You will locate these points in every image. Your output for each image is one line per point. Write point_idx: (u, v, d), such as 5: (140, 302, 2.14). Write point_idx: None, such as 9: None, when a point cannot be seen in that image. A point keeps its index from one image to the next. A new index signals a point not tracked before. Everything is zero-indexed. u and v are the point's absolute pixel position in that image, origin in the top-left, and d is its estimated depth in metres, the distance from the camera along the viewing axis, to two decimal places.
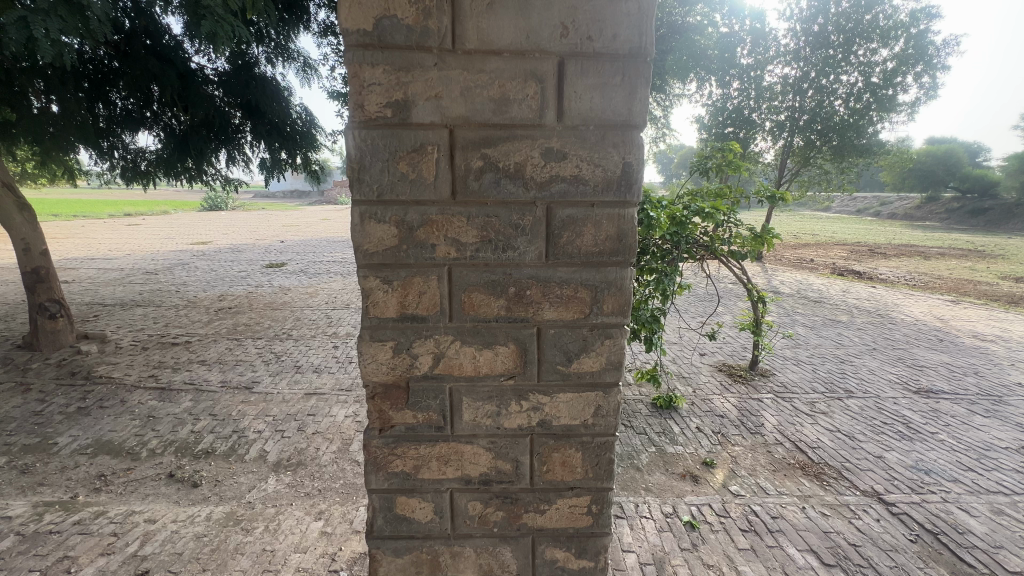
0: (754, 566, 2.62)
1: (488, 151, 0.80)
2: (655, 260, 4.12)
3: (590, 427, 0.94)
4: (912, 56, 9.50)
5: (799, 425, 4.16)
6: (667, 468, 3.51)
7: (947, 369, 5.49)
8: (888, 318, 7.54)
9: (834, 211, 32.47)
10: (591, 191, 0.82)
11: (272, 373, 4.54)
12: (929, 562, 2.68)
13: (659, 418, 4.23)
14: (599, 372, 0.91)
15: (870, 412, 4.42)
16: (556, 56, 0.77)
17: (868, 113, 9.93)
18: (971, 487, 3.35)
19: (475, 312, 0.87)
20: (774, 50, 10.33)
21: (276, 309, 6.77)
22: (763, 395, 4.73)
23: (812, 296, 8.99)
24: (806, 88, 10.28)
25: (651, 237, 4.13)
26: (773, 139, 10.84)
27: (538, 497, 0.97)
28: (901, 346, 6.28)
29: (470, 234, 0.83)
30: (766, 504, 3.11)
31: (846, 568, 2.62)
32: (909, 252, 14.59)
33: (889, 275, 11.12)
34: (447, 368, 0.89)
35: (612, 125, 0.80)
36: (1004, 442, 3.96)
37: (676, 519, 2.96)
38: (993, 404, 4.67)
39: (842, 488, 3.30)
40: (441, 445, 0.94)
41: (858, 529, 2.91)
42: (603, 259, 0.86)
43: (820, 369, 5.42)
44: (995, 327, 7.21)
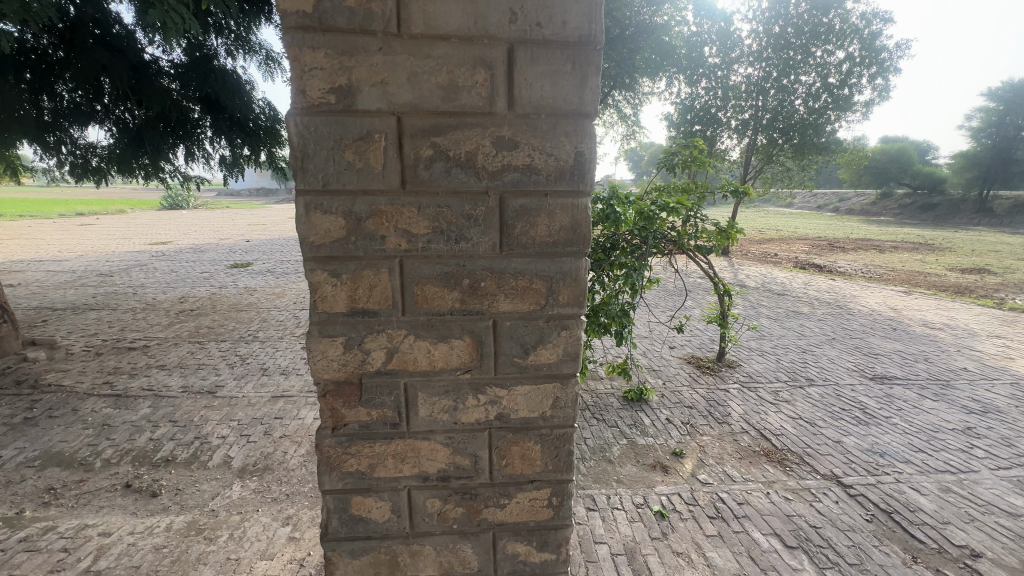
0: (721, 551, 2.69)
1: (438, 139, 0.78)
2: (623, 255, 4.16)
3: (549, 419, 0.94)
4: (866, 58, 9.94)
5: (764, 413, 4.30)
6: (638, 459, 3.57)
7: (900, 356, 5.77)
8: (845, 309, 7.87)
9: (796, 207, 33.64)
10: (543, 180, 0.81)
11: (237, 376, 4.39)
12: (884, 540, 2.80)
13: (631, 411, 4.30)
14: (557, 364, 0.91)
15: (830, 399, 4.61)
16: (505, 42, 0.76)
17: (827, 112, 10.33)
18: (921, 468, 3.52)
19: (428, 306, 0.85)
20: (739, 50, 10.64)
21: (241, 311, 6.55)
22: (730, 385, 4.87)
23: (776, 289, 9.30)
24: (768, 88, 10.57)
25: (620, 232, 4.19)
26: (738, 138, 11.18)
27: (497, 492, 0.96)
28: (858, 336, 6.56)
29: (421, 225, 0.81)
30: (732, 491, 3.20)
31: (807, 549, 2.72)
32: (866, 245, 15.30)
33: (848, 268, 11.64)
34: (401, 364, 0.87)
35: (564, 113, 0.79)
36: (951, 423, 4.19)
37: (647, 509, 3.02)
38: (942, 389, 4.93)
39: (804, 473, 3.42)
40: (397, 442, 0.91)
41: (818, 511, 3.04)
42: (557, 250, 0.85)
43: (784, 359, 5.61)
44: (943, 315, 7.64)
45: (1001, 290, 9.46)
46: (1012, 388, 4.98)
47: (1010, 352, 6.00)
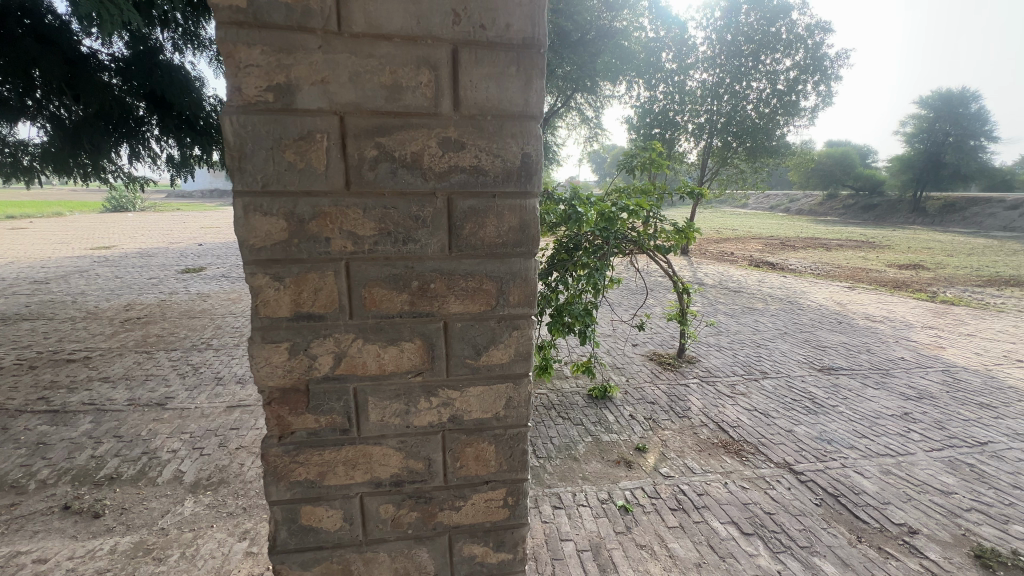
0: (682, 542, 2.77)
1: (383, 140, 0.77)
2: (586, 256, 4.22)
3: (502, 419, 0.94)
4: (810, 66, 10.49)
5: (721, 406, 4.46)
6: (603, 456, 3.63)
7: (845, 348, 6.12)
8: (796, 305, 8.28)
9: (750, 207, 35.11)
10: (491, 182, 0.82)
11: (188, 386, 4.19)
12: (832, 523, 2.96)
13: (595, 408, 4.38)
14: (509, 365, 0.91)
15: (782, 391, 4.83)
16: (449, 44, 0.76)
17: (776, 117, 10.83)
18: (865, 453, 3.74)
19: (377, 309, 0.84)
20: (694, 57, 11.04)
21: (193, 318, 6.25)
22: (689, 380, 5.03)
23: (732, 287, 9.67)
24: (722, 93, 10.95)
25: (583, 233, 4.27)
26: (695, 141, 11.58)
27: (452, 494, 0.96)
28: (807, 330, 6.92)
29: (368, 226, 0.80)
30: (693, 483, 3.31)
31: (762, 535, 2.84)
32: (814, 244, 16.16)
33: (799, 265, 12.25)
34: (349, 368, 0.85)
35: (511, 115, 0.80)
36: (890, 410, 4.48)
37: (612, 505, 3.07)
38: (882, 377, 5.26)
39: (759, 463, 3.58)
40: (348, 449, 0.89)
41: (772, 498, 3.18)
42: (507, 251, 0.85)
43: (740, 354, 5.84)
44: (883, 309, 8.16)
45: (933, 284, 10.19)
46: (944, 374, 5.37)
47: (942, 341, 6.47)
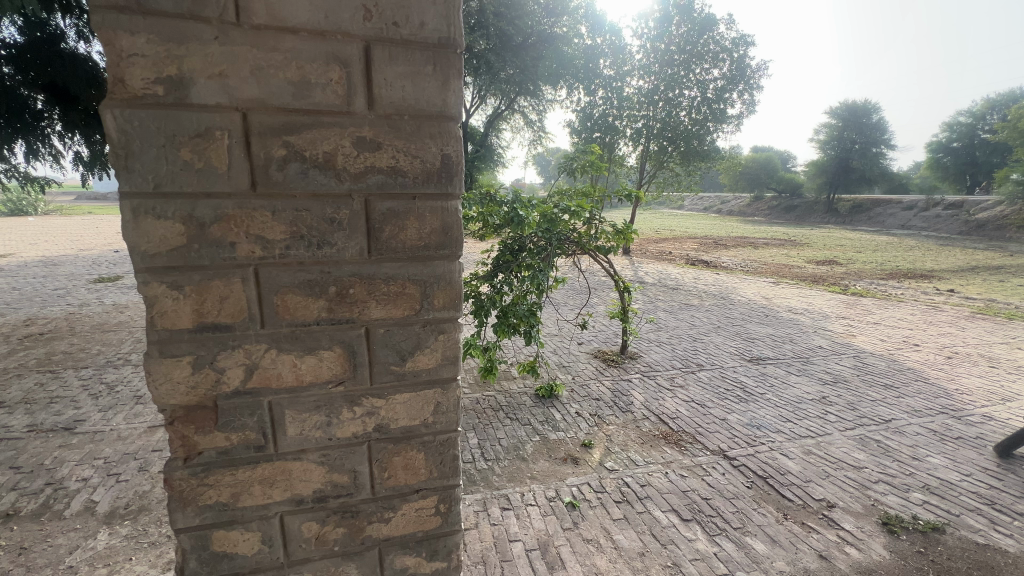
0: (626, 533, 2.85)
1: (291, 138, 0.73)
2: (530, 257, 4.27)
3: (431, 425, 0.92)
4: (735, 77, 11.22)
5: (662, 399, 4.65)
6: (550, 454, 3.67)
7: (771, 339, 6.59)
8: (727, 300, 8.81)
9: (686, 208, 37.06)
10: (411, 183, 0.80)
11: (102, 407, 3.81)
12: (761, 503, 3.17)
13: (542, 407, 4.43)
14: (437, 369, 0.90)
15: (717, 382, 5.11)
16: (360, 40, 0.73)
17: (707, 123, 11.48)
18: (790, 436, 4.03)
19: (291, 317, 0.79)
20: (630, 64, 11.56)
21: (107, 331, 5.71)
22: (632, 375, 5.22)
23: (670, 284, 10.14)
24: (658, 100, 11.46)
25: (526, 234, 4.32)
26: (634, 145, 12.09)
27: (381, 506, 0.93)
28: (738, 323, 7.38)
29: (277, 230, 0.76)
30: (636, 475, 3.42)
31: (700, 520, 2.98)
32: (743, 243, 17.30)
33: (730, 263, 13.07)
34: (262, 381, 0.80)
35: (428, 116, 0.79)
36: (810, 394, 4.88)
37: (559, 502, 3.11)
38: (803, 365, 5.71)
39: (696, 451, 3.76)
40: (264, 466, 0.84)
41: (708, 483, 3.35)
42: (429, 253, 0.84)
43: (678, 348, 6.13)
44: (804, 301, 8.87)
45: (845, 277, 11.19)
46: (855, 359, 5.90)
47: (853, 330, 7.12)
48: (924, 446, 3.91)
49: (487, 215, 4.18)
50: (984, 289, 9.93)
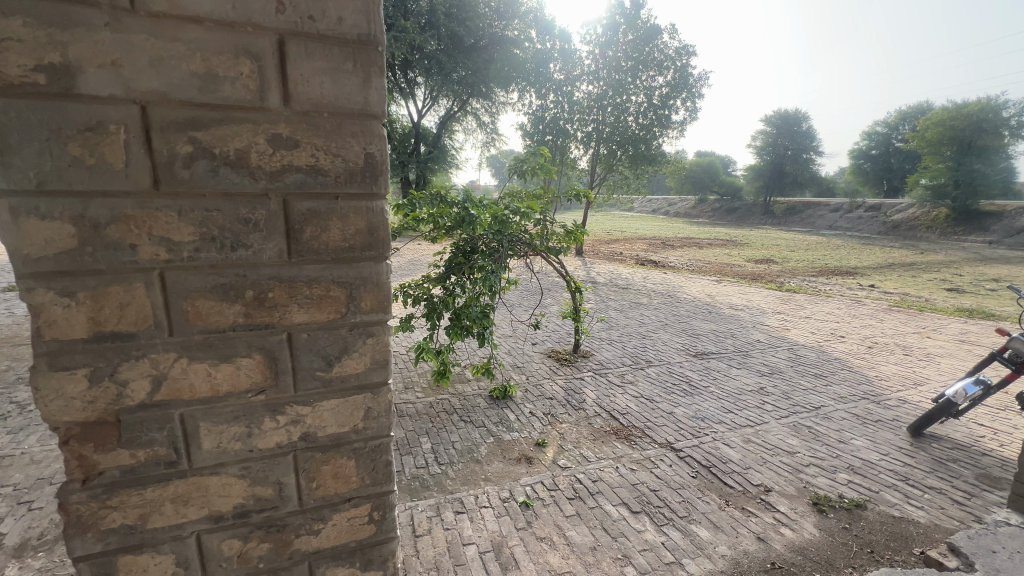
0: (578, 529, 2.90)
1: (198, 134, 0.69)
2: (482, 259, 4.27)
3: (362, 432, 0.90)
4: (679, 85, 11.71)
5: (612, 396, 4.77)
6: (504, 455, 3.68)
7: (714, 334, 6.93)
8: (674, 298, 9.18)
9: (636, 210, 38.33)
10: (332, 182, 0.78)
11: (11, 429, 3.44)
12: (705, 492, 3.31)
13: (497, 409, 4.43)
14: (366, 373, 0.88)
15: (664, 377, 5.31)
16: (273, 33, 0.70)
17: (653, 128, 11.88)
18: (731, 426, 4.24)
19: (204, 323, 0.75)
20: (580, 69, 11.88)
21: (17, 345, 5.17)
22: (584, 373, 5.33)
23: (621, 284, 10.44)
24: (607, 105, 11.78)
25: (478, 236, 4.32)
26: (585, 148, 12.41)
27: (309, 517, 0.89)
28: (684, 320, 7.70)
29: (185, 231, 0.71)
30: (588, 471, 3.49)
31: (649, 511, 3.08)
32: (689, 243, 18.08)
33: (676, 262, 13.63)
34: (173, 391, 0.75)
35: (349, 114, 0.76)
36: (749, 385, 5.16)
37: (513, 502, 3.12)
38: (743, 358, 6.03)
39: (645, 445, 3.88)
40: (177, 483, 0.79)
41: (656, 475, 3.47)
42: (355, 254, 0.82)
43: (628, 346, 6.32)
44: (744, 298, 9.38)
45: (781, 275, 11.93)
46: (789, 352, 6.31)
47: (787, 324, 7.60)
48: (849, 430, 4.23)
49: (438, 217, 4.13)
50: (899, 284, 10.88)
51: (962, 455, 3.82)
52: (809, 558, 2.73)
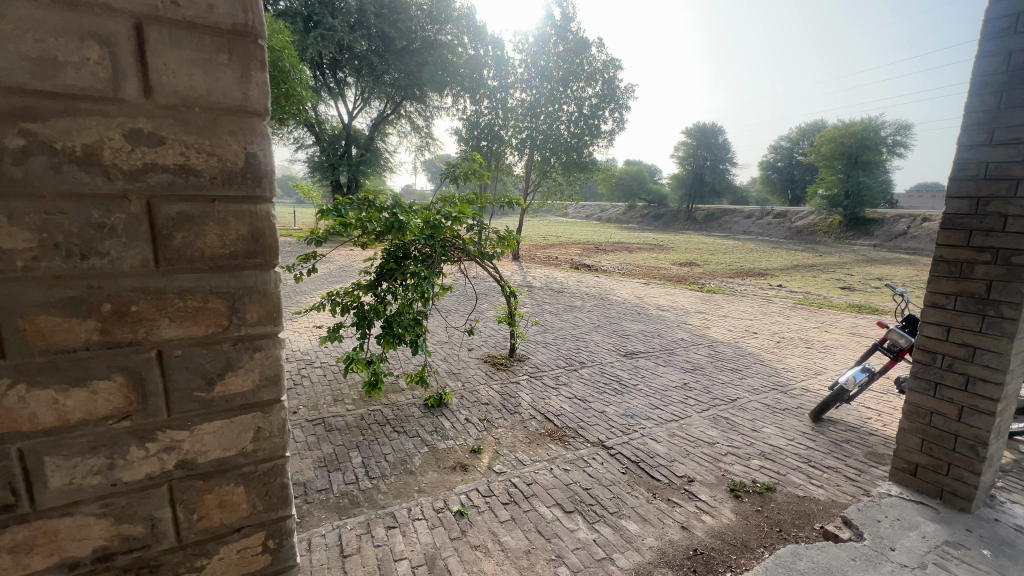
0: (513, 533, 2.89)
1: (33, 125, 0.60)
2: (414, 265, 4.17)
3: (252, 454, 0.83)
4: (607, 96, 12.24)
5: (547, 398, 4.84)
6: (438, 464, 3.60)
7: (642, 334, 7.26)
8: (606, 300, 9.52)
9: (571, 216, 39.54)
10: (208, 183, 0.71)
11: None
12: (635, 486, 3.44)
13: (432, 417, 4.33)
14: (255, 391, 0.81)
15: (596, 377, 5.47)
16: (129, 17, 0.63)
17: (584, 137, 12.31)
18: (658, 422, 4.44)
19: (48, 343, 0.65)
20: (513, 77, 12.06)
21: None
22: (520, 377, 5.36)
23: (555, 287, 10.68)
24: (539, 113, 12.03)
25: (410, 242, 4.21)
26: (519, 154, 12.60)
27: (190, 554, 0.80)
28: (615, 321, 8.00)
29: (20, 238, 0.62)
30: (523, 474, 3.51)
31: (582, 510, 3.14)
32: (620, 247, 18.89)
33: (608, 266, 14.19)
34: (11, 423, 0.66)
35: (225, 110, 0.70)
36: (675, 381, 5.46)
37: (447, 512, 3.06)
38: (668, 356, 6.37)
39: (578, 445, 3.97)
40: (19, 529, 0.68)
41: (589, 474, 3.56)
42: (237, 263, 0.75)
43: (562, 348, 6.45)
44: (670, 299, 9.93)
45: (702, 277, 12.77)
46: (709, 348, 6.74)
47: (708, 322, 8.13)
48: (760, 419, 4.58)
49: (366, 222, 3.95)
50: (802, 284, 12.02)
51: (853, 436, 4.26)
52: (726, 542, 2.90)
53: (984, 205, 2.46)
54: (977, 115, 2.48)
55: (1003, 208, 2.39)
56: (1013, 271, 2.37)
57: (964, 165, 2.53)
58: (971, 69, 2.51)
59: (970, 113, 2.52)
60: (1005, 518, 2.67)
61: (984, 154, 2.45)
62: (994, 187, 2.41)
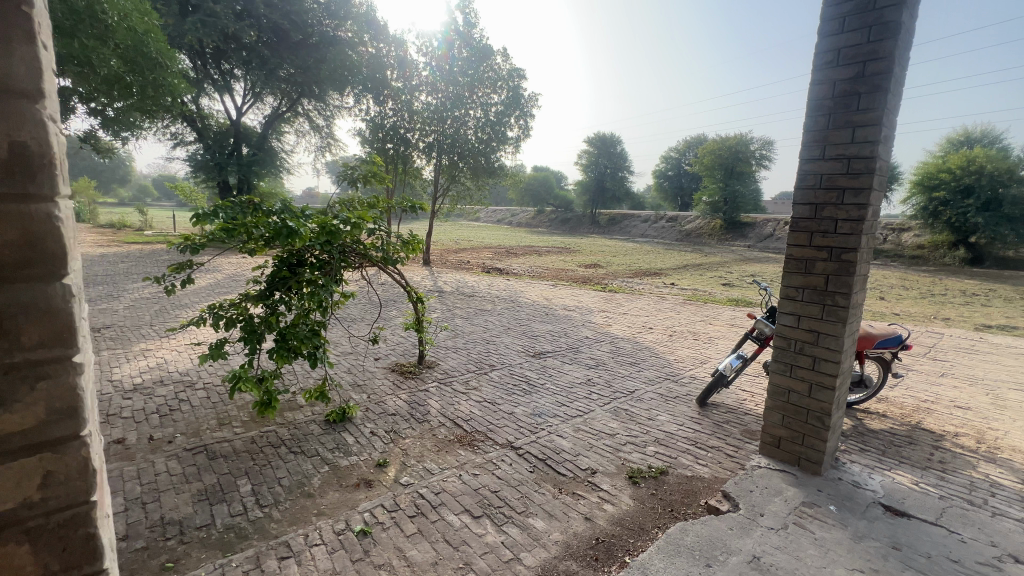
0: (420, 547, 2.79)
1: None
2: (310, 272, 3.88)
3: (38, 505, 0.86)
4: (513, 104, 12.45)
5: (457, 403, 4.79)
6: (340, 483, 3.38)
7: (550, 334, 7.50)
8: (516, 303, 9.70)
9: (482, 220, 39.88)
10: None
11: None
12: (542, 483, 3.51)
13: (333, 434, 4.07)
14: (43, 430, 0.85)
15: (505, 379, 5.52)
16: None
17: (491, 143, 12.42)
18: (564, 418, 4.59)
19: None
20: (417, 79, 11.83)
21: None
22: (429, 384, 5.24)
23: (467, 292, 10.64)
24: (445, 117, 11.89)
25: (305, 247, 3.93)
26: (427, 158, 12.40)
27: None
28: (525, 323, 8.17)
29: None
30: (431, 484, 3.41)
31: (491, 514, 3.13)
32: (529, 251, 19.37)
33: (519, 269, 14.48)
34: None
35: None
36: (579, 378, 5.69)
37: (349, 533, 2.87)
38: (574, 354, 6.63)
39: (486, 448, 3.96)
40: None
41: (498, 476, 3.56)
42: (14, 274, 0.80)
43: (472, 352, 6.44)
44: (576, 299, 10.37)
45: (605, 278, 13.51)
46: (611, 344, 7.15)
47: (610, 320, 8.62)
48: (655, 408, 4.92)
49: (252, 227, 3.57)
50: (691, 282, 13.23)
51: (732, 417, 4.75)
52: (625, 527, 3.06)
53: (821, 210, 2.87)
54: (813, 134, 2.88)
55: (835, 213, 2.81)
56: (843, 265, 2.79)
57: (805, 176, 2.93)
58: (808, 94, 2.92)
59: (807, 132, 2.93)
60: (846, 476, 3.13)
61: (819, 167, 2.86)
62: (829, 194, 2.82)
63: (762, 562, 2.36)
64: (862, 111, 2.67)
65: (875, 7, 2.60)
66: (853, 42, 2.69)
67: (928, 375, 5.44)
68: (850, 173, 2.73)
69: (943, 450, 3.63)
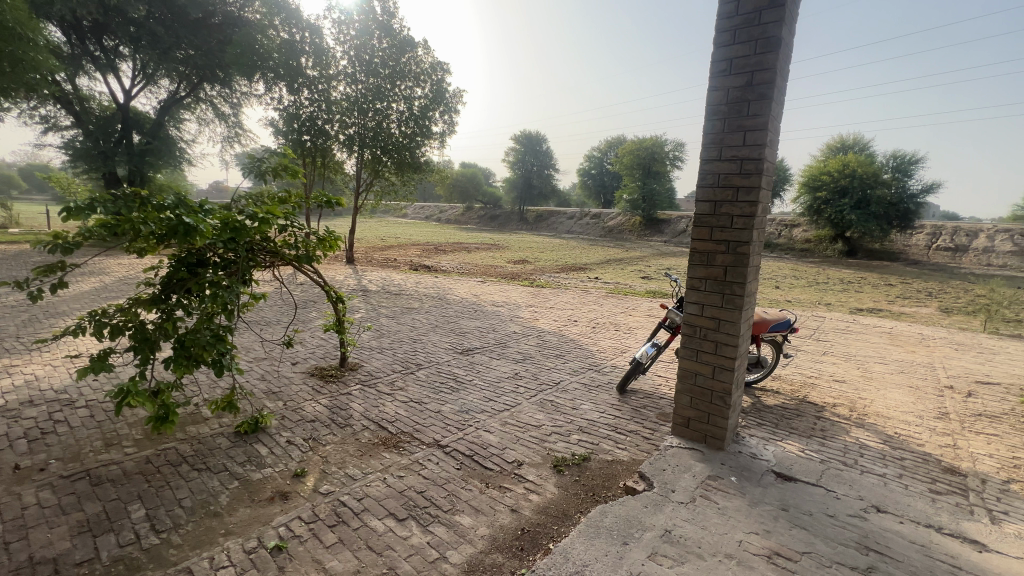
0: (341, 556, 2.66)
1: None
2: (212, 272, 3.53)
3: None
4: (437, 98, 12.22)
5: (381, 405, 4.64)
6: (252, 498, 3.14)
7: (478, 331, 7.49)
8: (444, 300, 9.57)
9: (410, 217, 38.98)
10: None
11: None
12: (470, 480, 3.50)
13: (244, 446, 3.77)
14: None
15: (432, 378, 5.43)
16: None
17: (415, 137, 12.08)
18: (491, 413, 4.61)
19: None
20: (335, 69, 11.32)
21: None
22: (351, 387, 5.02)
23: (393, 290, 10.33)
24: (366, 109, 11.41)
25: (205, 244, 3.56)
26: (347, 151, 11.84)
27: None
28: (453, 320, 8.09)
29: None
30: (353, 490, 3.28)
31: (416, 515, 3.06)
32: (459, 248, 19.24)
33: (448, 266, 14.32)
34: None
35: None
36: (507, 372, 5.74)
37: (261, 550, 2.68)
38: (501, 349, 6.68)
39: (412, 449, 3.87)
40: None
41: (424, 476, 3.50)
42: None
43: (398, 352, 6.26)
44: (505, 295, 10.43)
45: (534, 273, 13.73)
46: (538, 338, 7.29)
47: (537, 315, 8.78)
48: (579, 398, 5.09)
49: (140, 223, 3.10)
50: (614, 276, 13.82)
51: (649, 402, 5.04)
52: (549, 514, 3.14)
53: (719, 207, 3.11)
54: (712, 136, 3.11)
55: (732, 210, 3.05)
56: (739, 257, 3.05)
57: (706, 175, 3.15)
58: (707, 98, 3.14)
59: (706, 134, 3.16)
60: (746, 449, 3.43)
61: (718, 167, 3.09)
62: (725, 192, 3.07)
63: (673, 535, 2.53)
64: (752, 116, 2.92)
65: (760, 22, 2.86)
66: (742, 53, 2.94)
67: (814, 354, 6.13)
68: (743, 172, 2.98)
69: (824, 420, 4.12)
